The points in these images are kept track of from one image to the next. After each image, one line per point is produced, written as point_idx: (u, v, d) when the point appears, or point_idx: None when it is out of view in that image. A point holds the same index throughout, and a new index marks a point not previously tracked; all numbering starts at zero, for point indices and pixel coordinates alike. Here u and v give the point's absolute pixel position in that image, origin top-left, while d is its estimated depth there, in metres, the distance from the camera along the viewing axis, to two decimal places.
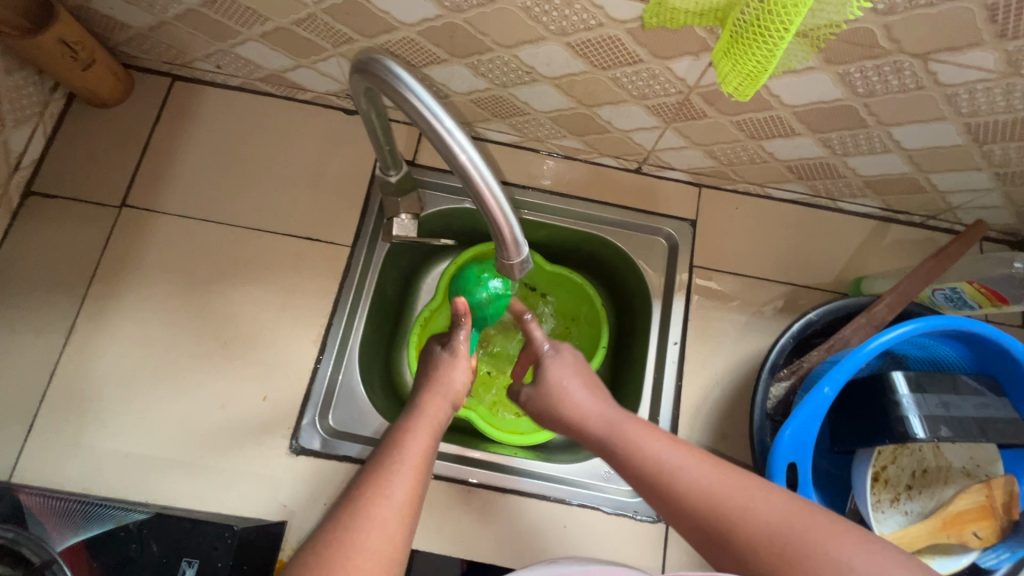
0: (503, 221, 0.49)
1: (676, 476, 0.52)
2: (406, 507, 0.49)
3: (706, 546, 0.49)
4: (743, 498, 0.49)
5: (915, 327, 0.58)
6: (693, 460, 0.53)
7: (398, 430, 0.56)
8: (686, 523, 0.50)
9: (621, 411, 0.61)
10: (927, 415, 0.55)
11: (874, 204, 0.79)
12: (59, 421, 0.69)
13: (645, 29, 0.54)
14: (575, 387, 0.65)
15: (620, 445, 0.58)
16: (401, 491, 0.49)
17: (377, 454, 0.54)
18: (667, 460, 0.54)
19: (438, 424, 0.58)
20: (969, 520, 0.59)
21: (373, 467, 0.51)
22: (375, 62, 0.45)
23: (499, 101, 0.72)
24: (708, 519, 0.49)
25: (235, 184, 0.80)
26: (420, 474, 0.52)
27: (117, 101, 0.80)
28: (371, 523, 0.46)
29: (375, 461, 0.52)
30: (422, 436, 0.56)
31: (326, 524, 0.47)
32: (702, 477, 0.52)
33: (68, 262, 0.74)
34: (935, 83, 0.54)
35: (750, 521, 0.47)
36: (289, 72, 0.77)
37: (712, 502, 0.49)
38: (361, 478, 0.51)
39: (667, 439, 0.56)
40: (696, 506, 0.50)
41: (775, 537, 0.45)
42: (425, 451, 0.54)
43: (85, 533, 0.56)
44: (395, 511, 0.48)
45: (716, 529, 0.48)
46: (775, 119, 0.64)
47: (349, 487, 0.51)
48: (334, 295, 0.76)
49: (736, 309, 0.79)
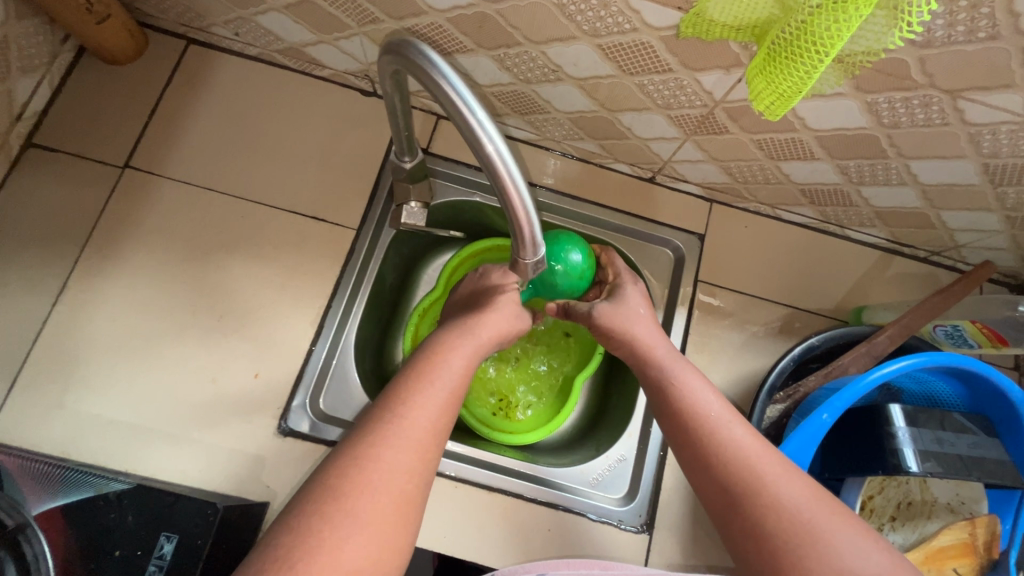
0: (523, 219, 0.48)
1: (717, 431, 0.53)
2: (435, 427, 0.51)
3: (723, 511, 0.50)
4: (771, 471, 0.49)
5: (917, 361, 0.58)
6: (735, 424, 0.54)
7: (433, 354, 0.57)
8: (711, 484, 0.51)
9: (678, 360, 0.61)
10: (922, 449, 0.56)
11: (882, 235, 0.80)
12: (43, 380, 0.67)
13: (679, 38, 0.53)
14: (642, 320, 0.65)
15: (668, 392, 0.58)
16: (431, 412, 0.52)
17: (411, 372, 0.55)
18: (711, 417, 0.54)
19: (475, 346, 0.60)
20: (950, 556, 0.60)
21: (408, 382, 0.54)
22: (408, 45, 0.44)
23: (522, 96, 0.71)
24: (732, 480, 0.50)
25: (243, 156, 0.78)
26: (453, 398, 0.54)
27: (129, 60, 0.78)
28: (407, 444, 0.48)
29: (412, 378, 0.54)
30: (462, 358, 0.58)
31: (355, 438, 0.49)
32: (743, 441, 0.52)
33: (64, 219, 0.72)
34: (961, 120, 0.54)
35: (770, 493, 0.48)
36: (309, 47, 0.76)
37: (740, 464, 0.50)
38: (394, 392, 0.53)
39: (712, 393, 0.57)
40: (725, 466, 0.51)
41: (794, 517, 0.46)
42: (461, 376, 0.56)
43: (63, 498, 0.54)
44: (426, 435, 0.50)
45: (735, 492, 0.49)
46: (796, 141, 0.64)
47: (382, 397, 0.53)
48: (336, 277, 0.75)
49: (737, 327, 0.79)
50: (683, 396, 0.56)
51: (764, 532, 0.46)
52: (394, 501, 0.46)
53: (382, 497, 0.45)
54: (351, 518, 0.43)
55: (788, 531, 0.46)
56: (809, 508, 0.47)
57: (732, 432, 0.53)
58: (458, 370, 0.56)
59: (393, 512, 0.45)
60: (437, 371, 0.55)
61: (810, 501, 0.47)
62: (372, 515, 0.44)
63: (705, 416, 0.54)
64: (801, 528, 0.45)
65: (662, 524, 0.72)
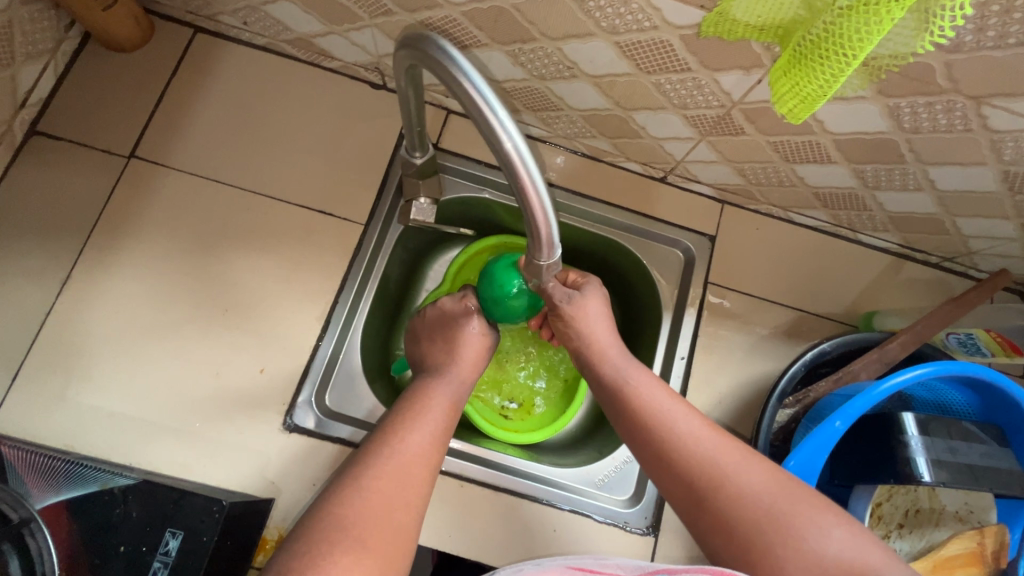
0: (541, 219, 0.47)
1: (673, 428, 0.53)
2: (428, 455, 0.53)
3: (691, 510, 0.51)
4: (732, 464, 0.50)
5: (931, 370, 0.58)
6: (689, 420, 0.54)
7: (419, 393, 0.60)
8: (675, 489, 0.52)
9: (626, 355, 0.61)
10: (935, 459, 0.55)
11: (894, 239, 0.79)
12: (46, 372, 0.66)
13: (700, 37, 0.52)
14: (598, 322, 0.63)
15: (621, 396, 0.58)
16: (423, 442, 0.54)
17: (399, 411, 0.58)
18: (666, 415, 0.54)
19: (456, 387, 0.63)
20: (959, 566, 0.59)
21: (396, 418, 0.56)
22: (427, 39, 0.43)
23: (535, 93, 0.70)
24: (697, 479, 0.51)
25: (250, 147, 0.77)
26: (442, 431, 0.57)
27: (135, 47, 0.77)
28: (400, 472, 0.51)
29: (397, 414, 0.57)
30: (442, 396, 0.61)
31: (352, 470, 0.51)
32: (700, 438, 0.53)
33: (68, 208, 0.71)
34: (984, 127, 0.53)
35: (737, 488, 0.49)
36: (319, 37, 0.75)
37: (701, 463, 0.51)
38: (385, 428, 0.55)
39: (668, 395, 0.57)
40: (685, 467, 0.51)
41: (759, 506, 0.48)
42: (444, 408, 0.59)
43: (67, 493, 0.54)
44: (423, 463, 0.53)
45: (700, 492, 0.50)
46: (814, 144, 0.63)
47: (371, 436, 0.55)
48: (343, 272, 0.75)
49: (746, 330, 0.78)
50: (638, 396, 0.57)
51: (735, 530, 0.47)
52: (395, 526, 0.48)
53: (381, 519, 0.47)
54: (354, 542, 0.45)
55: (757, 525, 0.47)
56: (773, 496, 0.48)
57: (687, 429, 0.53)
58: (443, 403, 0.60)
59: (394, 533, 0.47)
60: (427, 409, 0.58)
61: (773, 488, 0.48)
62: (372, 536, 0.46)
63: (660, 415, 0.55)
64: (767, 523, 0.47)
65: (667, 527, 0.72)
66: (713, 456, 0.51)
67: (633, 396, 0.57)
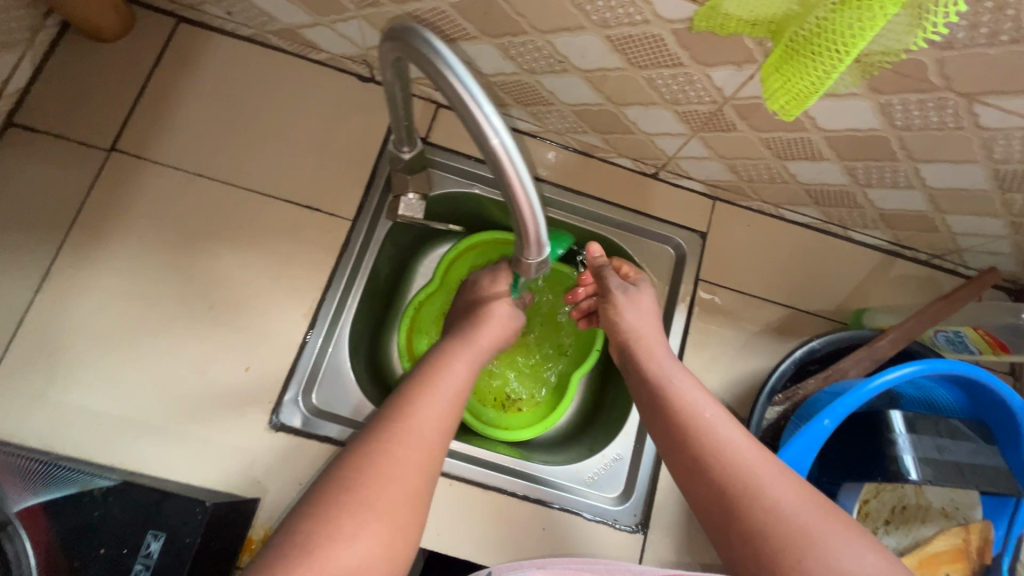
0: (529, 218, 0.46)
1: (713, 430, 0.53)
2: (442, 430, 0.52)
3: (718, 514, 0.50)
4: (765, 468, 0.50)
5: (920, 368, 0.58)
6: (731, 427, 0.54)
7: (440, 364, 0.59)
8: (704, 487, 0.51)
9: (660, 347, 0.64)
10: (922, 457, 0.55)
11: (884, 237, 0.79)
12: (24, 371, 0.65)
13: (691, 32, 0.51)
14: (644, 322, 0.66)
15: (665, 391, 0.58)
16: (439, 418, 0.53)
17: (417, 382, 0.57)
18: (705, 416, 0.54)
19: (478, 359, 0.61)
20: (944, 562, 0.60)
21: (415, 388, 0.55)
22: (411, 32, 0.42)
23: (525, 87, 0.69)
24: (730, 482, 0.49)
25: (234, 141, 0.75)
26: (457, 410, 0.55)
27: (115, 38, 0.75)
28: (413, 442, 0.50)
29: (420, 383, 0.55)
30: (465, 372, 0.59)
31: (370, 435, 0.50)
32: (732, 438, 0.52)
33: (47, 203, 0.70)
34: (975, 125, 0.53)
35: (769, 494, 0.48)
36: (305, 29, 0.73)
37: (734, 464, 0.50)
38: (404, 393, 0.54)
39: (708, 398, 0.57)
40: (719, 467, 0.51)
41: (792, 518, 0.46)
42: (464, 378, 0.58)
43: (46, 495, 0.52)
44: (435, 439, 0.51)
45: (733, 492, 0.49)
46: (805, 141, 0.62)
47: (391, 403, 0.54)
48: (330, 269, 0.73)
49: (736, 327, 0.78)
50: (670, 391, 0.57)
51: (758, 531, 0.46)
52: (405, 493, 0.47)
53: (395, 491, 0.46)
54: (368, 512, 0.44)
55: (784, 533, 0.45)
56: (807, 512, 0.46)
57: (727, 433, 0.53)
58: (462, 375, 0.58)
59: (404, 504, 0.47)
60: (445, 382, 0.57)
61: (808, 505, 0.47)
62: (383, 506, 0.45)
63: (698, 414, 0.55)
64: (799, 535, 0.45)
65: (657, 524, 0.72)
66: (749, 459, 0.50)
67: (671, 393, 0.57)
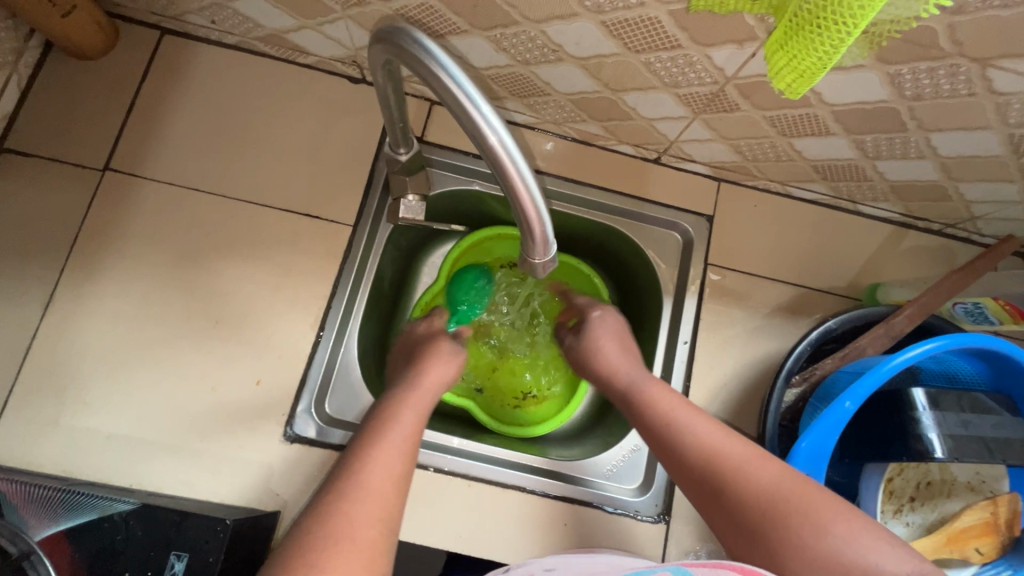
0: (533, 217, 0.45)
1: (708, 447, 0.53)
2: (399, 473, 0.51)
3: (729, 526, 0.50)
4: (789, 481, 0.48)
5: (942, 344, 0.56)
6: (726, 439, 0.53)
7: (389, 405, 0.58)
8: (713, 499, 0.51)
9: (645, 372, 0.64)
10: (947, 434, 0.54)
11: (895, 209, 0.77)
12: (36, 399, 0.65)
13: (690, 12, 0.49)
14: (612, 349, 0.68)
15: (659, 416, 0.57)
16: (392, 459, 0.52)
17: (368, 428, 0.56)
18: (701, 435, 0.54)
19: (428, 401, 0.61)
20: (973, 537, 0.59)
21: (365, 435, 0.54)
22: (400, 32, 0.41)
23: (520, 79, 0.67)
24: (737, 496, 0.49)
25: (227, 152, 0.74)
26: (411, 447, 0.54)
27: (99, 54, 0.73)
28: (369, 492, 0.48)
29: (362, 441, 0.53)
30: (411, 411, 0.58)
31: (316, 500, 0.48)
32: (739, 456, 0.51)
33: (46, 227, 0.69)
34: (988, 90, 0.51)
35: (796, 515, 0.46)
36: (291, 33, 0.71)
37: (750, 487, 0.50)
38: (357, 445, 0.53)
39: (702, 417, 0.56)
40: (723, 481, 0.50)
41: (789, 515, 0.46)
42: (416, 419, 0.57)
43: (66, 523, 0.52)
44: (389, 482, 0.50)
45: (754, 520, 0.48)
46: (812, 117, 0.61)
47: (343, 456, 0.53)
48: (333, 276, 0.73)
49: (749, 310, 0.77)
50: (674, 420, 0.56)
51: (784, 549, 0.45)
52: (369, 540, 0.46)
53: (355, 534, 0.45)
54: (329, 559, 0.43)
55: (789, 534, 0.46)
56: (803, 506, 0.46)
57: (723, 445, 0.53)
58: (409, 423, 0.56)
59: (363, 556, 0.45)
60: (393, 426, 0.55)
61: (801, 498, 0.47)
62: (339, 559, 0.43)
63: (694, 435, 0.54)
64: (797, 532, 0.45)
65: (679, 513, 0.71)
66: (773, 480, 0.49)
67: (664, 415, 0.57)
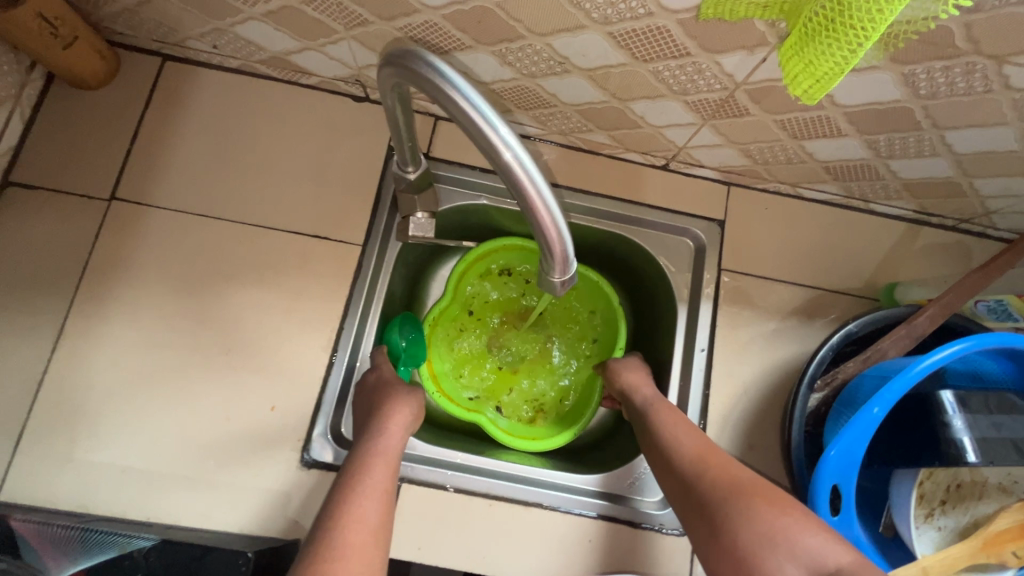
0: (553, 234, 0.44)
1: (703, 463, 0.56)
2: (376, 527, 0.51)
3: (703, 528, 0.52)
4: (760, 497, 0.50)
5: (968, 346, 0.55)
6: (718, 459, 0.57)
7: (359, 455, 0.57)
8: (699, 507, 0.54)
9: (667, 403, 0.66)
10: (980, 437, 0.53)
11: (908, 206, 0.76)
12: (49, 435, 0.64)
13: (699, 20, 0.49)
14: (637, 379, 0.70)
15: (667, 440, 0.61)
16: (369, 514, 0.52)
17: (342, 479, 0.55)
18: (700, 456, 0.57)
19: (399, 446, 0.60)
20: (1008, 539, 0.57)
21: (341, 488, 0.54)
22: (410, 54, 0.40)
23: (526, 92, 0.67)
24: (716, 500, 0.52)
25: (233, 177, 0.74)
26: (386, 498, 0.54)
27: (102, 83, 0.73)
28: (346, 550, 0.48)
29: (331, 517, 0.51)
30: (381, 459, 0.57)
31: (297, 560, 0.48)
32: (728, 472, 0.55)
33: (55, 259, 0.69)
34: (1005, 86, 0.50)
35: (751, 524, 0.48)
36: (293, 54, 0.71)
37: (713, 498, 0.52)
38: (334, 500, 0.53)
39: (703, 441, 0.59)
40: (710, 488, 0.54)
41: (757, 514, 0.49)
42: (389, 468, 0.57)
43: (84, 562, 0.51)
44: (368, 538, 0.50)
45: (728, 518, 0.50)
46: (823, 119, 0.60)
47: (321, 509, 0.53)
48: (344, 298, 0.72)
49: (765, 315, 0.76)
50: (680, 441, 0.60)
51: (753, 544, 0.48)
52: None
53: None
54: None
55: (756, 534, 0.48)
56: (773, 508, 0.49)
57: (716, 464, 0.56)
58: (378, 488, 0.54)
59: None
60: (366, 478, 0.55)
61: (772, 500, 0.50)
62: None
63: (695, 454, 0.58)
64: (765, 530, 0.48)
65: None
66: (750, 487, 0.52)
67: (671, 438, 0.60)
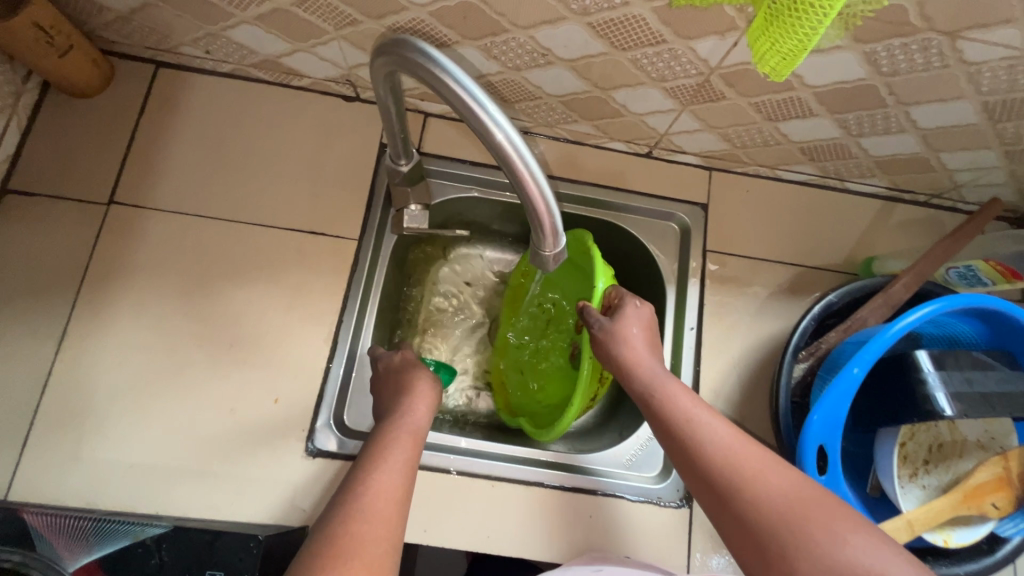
0: (542, 209, 0.47)
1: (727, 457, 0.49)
2: (400, 493, 0.51)
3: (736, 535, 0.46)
4: (801, 506, 0.44)
5: (939, 306, 0.58)
6: (746, 450, 0.50)
7: (380, 433, 0.58)
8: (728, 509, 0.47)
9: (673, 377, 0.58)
10: (954, 392, 0.56)
11: (882, 183, 0.80)
12: (55, 435, 0.65)
13: (672, 7, 0.52)
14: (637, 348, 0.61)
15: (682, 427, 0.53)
16: (393, 481, 0.52)
17: (365, 454, 0.56)
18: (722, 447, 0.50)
19: (420, 425, 0.60)
20: (987, 492, 0.61)
21: (364, 460, 0.54)
22: (403, 45, 0.43)
23: (512, 85, 0.69)
24: (750, 508, 0.46)
25: (229, 177, 0.75)
26: (409, 470, 0.54)
27: (96, 91, 0.75)
28: (374, 515, 0.48)
29: (352, 487, 0.51)
30: (405, 432, 0.58)
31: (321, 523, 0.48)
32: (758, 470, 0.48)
33: (55, 263, 0.70)
34: (960, 61, 0.54)
35: (806, 545, 0.42)
36: (285, 57, 0.73)
37: (752, 506, 0.46)
38: (358, 471, 0.53)
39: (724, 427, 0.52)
40: (740, 491, 0.47)
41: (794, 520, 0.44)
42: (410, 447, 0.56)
43: (98, 553, 0.53)
44: (392, 502, 0.50)
45: (766, 529, 0.44)
46: (794, 100, 0.63)
47: (342, 483, 0.53)
48: (342, 291, 0.74)
49: (750, 293, 0.79)
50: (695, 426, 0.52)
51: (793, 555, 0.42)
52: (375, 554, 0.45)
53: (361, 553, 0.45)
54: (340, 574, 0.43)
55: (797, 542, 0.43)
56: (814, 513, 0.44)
57: (743, 456, 0.49)
58: (402, 460, 0.54)
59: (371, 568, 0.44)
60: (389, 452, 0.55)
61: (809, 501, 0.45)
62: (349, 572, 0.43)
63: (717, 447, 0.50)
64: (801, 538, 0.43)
65: None
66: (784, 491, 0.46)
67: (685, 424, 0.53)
